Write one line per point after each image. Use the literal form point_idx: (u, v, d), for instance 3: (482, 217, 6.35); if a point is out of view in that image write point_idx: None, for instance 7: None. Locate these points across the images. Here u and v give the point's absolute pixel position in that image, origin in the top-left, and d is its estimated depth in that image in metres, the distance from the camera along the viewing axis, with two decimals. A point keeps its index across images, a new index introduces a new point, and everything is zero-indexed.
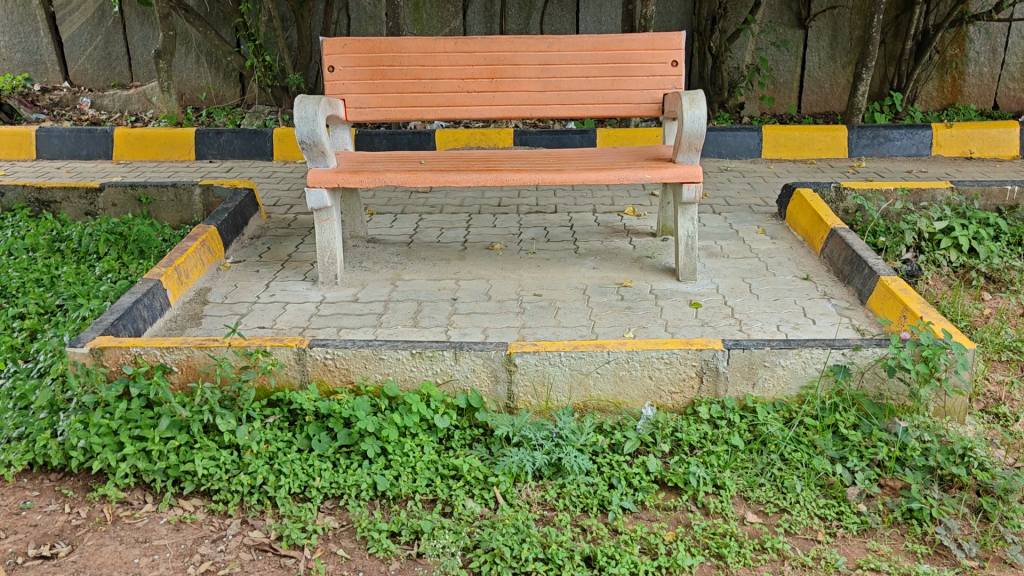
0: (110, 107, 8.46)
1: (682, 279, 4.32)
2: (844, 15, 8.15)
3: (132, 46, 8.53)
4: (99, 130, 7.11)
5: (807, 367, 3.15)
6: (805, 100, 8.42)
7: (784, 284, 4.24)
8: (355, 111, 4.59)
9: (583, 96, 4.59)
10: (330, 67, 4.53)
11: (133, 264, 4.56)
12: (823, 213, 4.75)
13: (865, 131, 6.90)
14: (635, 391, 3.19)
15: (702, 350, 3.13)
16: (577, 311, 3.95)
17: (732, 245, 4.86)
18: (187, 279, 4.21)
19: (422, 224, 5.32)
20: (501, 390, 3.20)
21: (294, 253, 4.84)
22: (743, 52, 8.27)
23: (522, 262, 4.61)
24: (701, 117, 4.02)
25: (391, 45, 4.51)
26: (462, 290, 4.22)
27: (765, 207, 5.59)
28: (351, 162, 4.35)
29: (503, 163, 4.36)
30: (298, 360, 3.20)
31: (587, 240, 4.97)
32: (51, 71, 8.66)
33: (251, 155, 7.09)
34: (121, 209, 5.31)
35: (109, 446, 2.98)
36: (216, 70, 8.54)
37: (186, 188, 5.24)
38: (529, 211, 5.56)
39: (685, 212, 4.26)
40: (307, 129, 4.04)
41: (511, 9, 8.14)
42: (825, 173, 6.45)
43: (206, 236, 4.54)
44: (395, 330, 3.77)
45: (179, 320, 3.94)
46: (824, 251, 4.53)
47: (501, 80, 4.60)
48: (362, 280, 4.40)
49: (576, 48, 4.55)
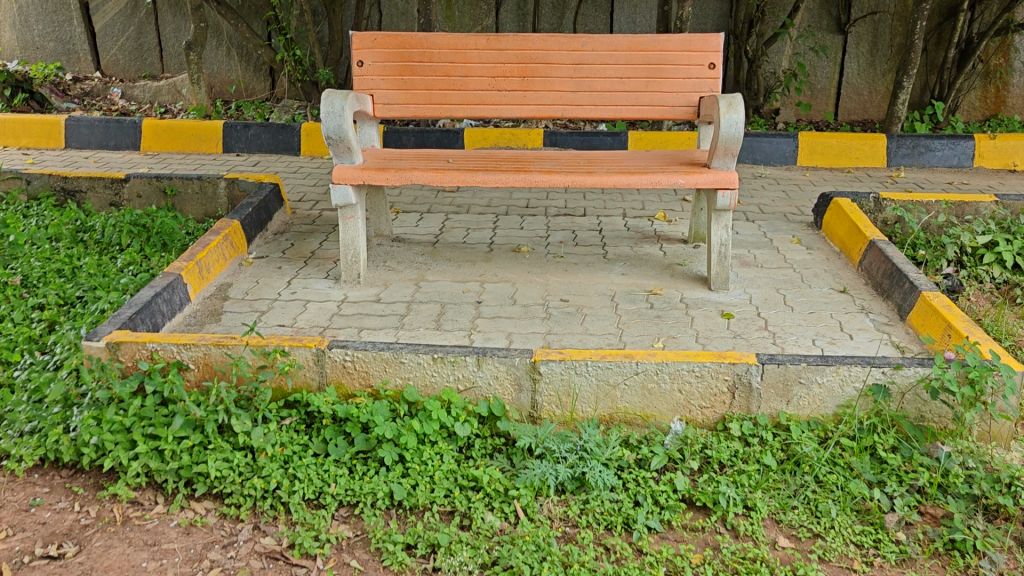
0: (140, 98, 8.46)
1: (714, 288, 4.18)
2: (885, 22, 7.97)
3: (164, 38, 8.53)
4: (128, 121, 7.09)
5: (845, 386, 3.02)
6: (842, 107, 8.23)
7: (820, 297, 4.09)
8: (383, 108, 4.50)
9: (615, 97, 4.47)
10: (359, 62, 4.45)
11: (155, 256, 4.51)
12: (861, 224, 4.59)
13: (905, 141, 6.71)
14: (663, 404, 3.07)
15: (735, 364, 3.01)
16: (605, 318, 3.83)
17: (766, 255, 4.72)
18: (208, 273, 4.15)
19: (448, 224, 5.23)
20: (523, 399, 3.10)
21: (317, 250, 4.77)
22: (780, 57, 8.10)
23: (549, 266, 4.50)
24: (739, 121, 3.89)
25: (421, 41, 4.42)
26: (487, 293, 4.12)
27: (800, 216, 5.44)
28: (377, 159, 4.26)
29: (532, 163, 4.25)
30: (317, 361, 3.13)
31: (616, 245, 4.85)
32: (84, 61, 8.69)
33: (278, 149, 7.04)
34: (146, 200, 5.27)
35: (121, 444, 2.91)
36: (246, 63, 8.52)
37: (212, 181, 5.19)
38: (557, 214, 5.45)
39: (719, 219, 4.12)
40: (334, 124, 3.97)
41: (544, 9, 8.04)
42: (862, 183, 6.28)
43: (229, 230, 4.48)
44: (417, 332, 3.68)
45: (198, 316, 3.87)
46: (862, 264, 4.38)
47: (532, 79, 4.49)
48: (385, 280, 4.30)
49: (610, 47, 4.43)
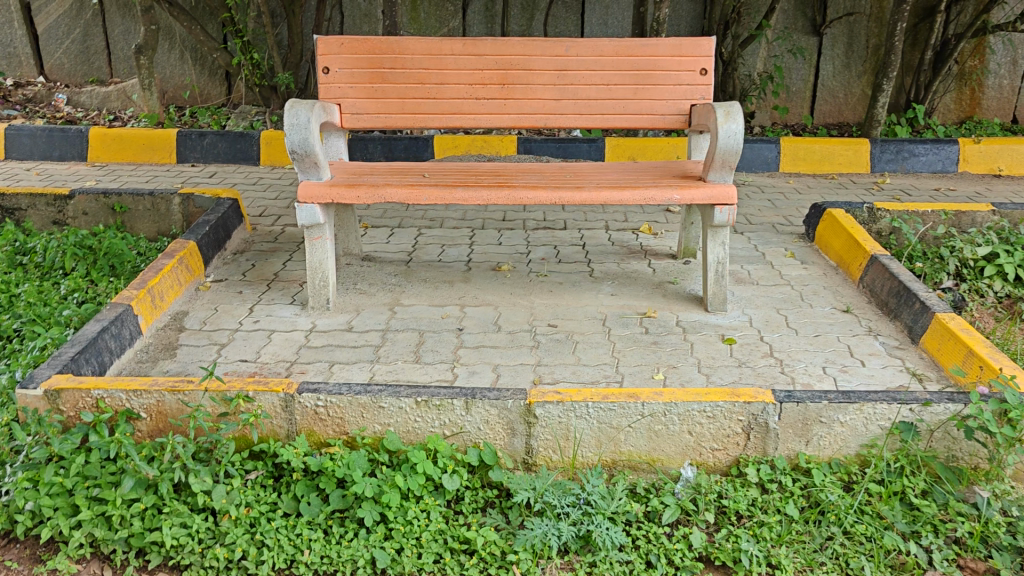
0: (87, 104, 7.99)
1: (711, 309, 3.91)
2: (861, 23, 7.81)
3: (112, 40, 8.07)
4: (73, 130, 6.65)
5: (869, 424, 2.77)
6: (818, 110, 8.05)
7: (823, 317, 3.85)
8: (352, 118, 4.16)
9: (602, 105, 4.19)
10: (325, 69, 4.11)
11: (103, 282, 4.12)
12: (860, 237, 4.37)
13: (888, 146, 6.54)
14: (671, 448, 2.80)
15: (751, 403, 2.75)
16: (598, 346, 3.54)
17: (760, 270, 4.47)
18: (161, 300, 3.77)
19: (422, 240, 4.92)
20: (517, 444, 2.80)
21: (281, 271, 4.41)
22: (755, 59, 7.89)
23: (533, 286, 4.20)
24: (737, 132, 3.64)
25: (393, 46, 4.10)
26: (469, 319, 3.81)
27: (789, 226, 5.22)
28: (347, 175, 3.93)
29: (514, 178, 3.94)
30: (285, 408, 2.80)
31: (601, 261, 4.57)
32: (26, 65, 8.19)
33: (236, 159, 6.64)
34: (93, 218, 4.86)
35: (62, 510, 2.55)
36: (201, 67, 8.09)
37: (164, 197, 4.81)
38: (536, 227, 5.17)
39: (715, 235, 3.85)
40: (299, 138, 3.62)
41: (513, 9, 7.73)
42: (848, 190, 6.08)
43: (184, 252, 4.10)
44: (394, 366, 3.37)
45: (151, 350, 3.50)
46: (862, 280, 4.15)
47: (512, 87, 4.18)
48: (356, 305, 3.96)
49: (596, 52, 4.14)
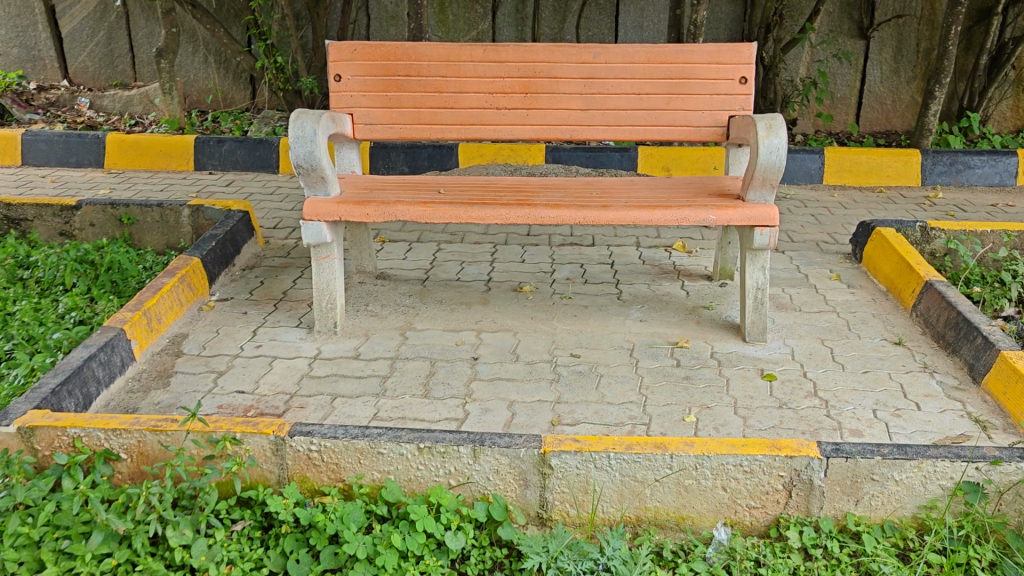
0: (110, 108, 7.87)
1: (748, 339, 3.59)
2: (911, 26, 7.40)
3: (136, 43, 7.93)
4: (90, 136, 6.50)
5: (928, 484, 2.44)
6: (863, 118, 7.66)
7: (873, 350, 3.51)
8: (364, 128, 3.90)
9: (632, 116, 3.89)
10: (336, 76, 3.87)
11: (102, 300, 3.91)
12: (912, 260, 4.03)
13: (941, 157, 6.14)
14: (702, 505, 2.49)
15: (793, 458, 2.44)
16: (624, 381, 3.24)
17: (803, 294, 4.14)
18: (159, 323, 3.55)
19: (440, 256, 4.67)
20: (530, 497, 2.52)
21: (290, 290, 4.18)
22: (798, 64, 7.52)
23: (556, 309, 3.92)
24: (780, 147, 3.33)
25: (409, 51, 3.85)
26: (485, 346, 3.53)
27: (834, 245, 4.89)
28: (357, 190, 3.67)
29: (535, 194, 3.66)
30: (275, 452, 2.55)
31: (631, 282, 4.27)
32: (50, 68, 8.08)
33: (255, 166, 6.44)
34: (100, 229, 4.67)
35: (26, 565, 2.27)
36: (225, 71, 7.93)
37: (173, 208, 4.61)
38: (562, 243, 4.89)
39: (754, 259, 3.54)
40: (305, 150, 3.38)
41: (544, 12, 7.45)
42: (896, 205, 5.71)
43: (187, 270, 3.87)
44: (401, 401, 3.09)
45: (144, 378, 3.27)
46: (915, 308, 3.81)
47: (535, 96, 3.90)
48: (365, 329, 3.71)
49: (626, 59, 3.86)
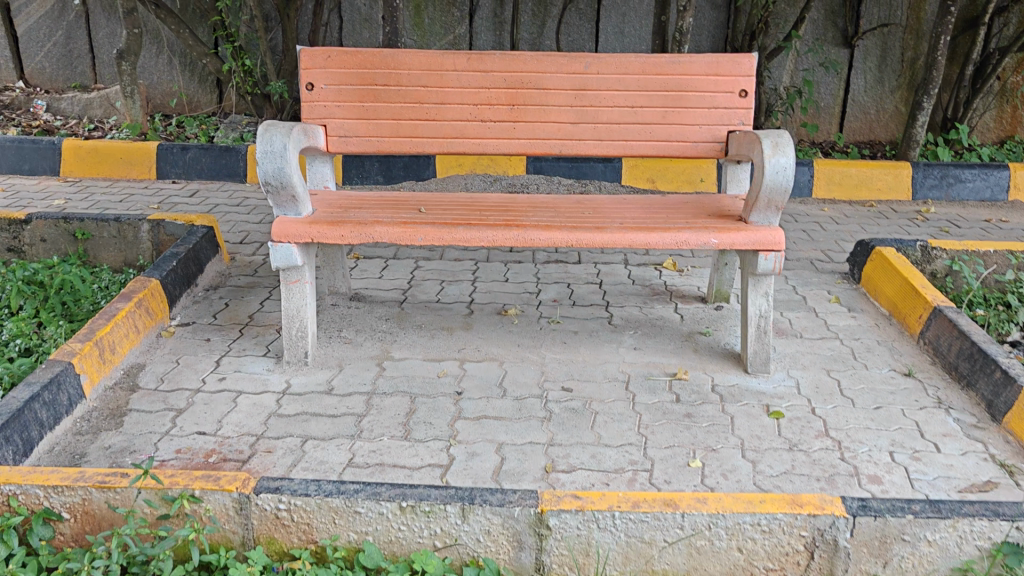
0: (67, 111, 7.48)
1: (751, 370, 3.36)
2: (895, 35, 7.25)
3: (96, 43, 7.56)
4: (45, 142, 6.13)
5: (963, 544, 2.22)
6: (848, 128, 7.51)
7: (882, 383, 3.30)
8: (338, 141, 3.63)
9: (625, 130, 3.65)
10: (309, 85, 3.58)
11: (51, 325, 3.59)
12: (918, 284, 3.83)
13: (932, 171, 5.99)
14: (716, 569, 2.25)
15: (816, 516, 2.20)
16: (621, 420, 2.99)
17: (803, 318, 3.93)
18: (113, 353, 3.23)
19: (419, 275, 4.40)
20: (525, 560, 2.26)
21: (257, 313, 3.89)
22: (782, 72, 7.34)
23: (544, 335, 3.67)
24: (787, 167, 3.11)
25: (387, 59, 3.57)
26: (469, 379, 3.27)
27: (829, 264, 4.70)
28: (331, 208, 3.39)
29: (523, 214, 3.40)
30: (239, 511, 2.27)
31: (622, 304, 4.04)
32: (5, 69, 7.69)
33: (221, 175, 6.12)
34: (51, 245, 4.33)
35: None
36: (190, 73, 7.59)
37: (132, 223, 4.29)
38: (547, 260, 4.65)
39: (757, 284, 3.31)
40: (274, 168, 3.10)
41: (523, 16, 7.19)
42: (889, 220, 5.54)
43: (145, 293, 3.56)
44: (379, 445, 2.82)
45: (95, 417, 2.96)
46: (923, 335, 3.61)
47: (523, 108, 3.65)
48: (339, 359, 3.43)
49: (620, 70, 3.62)
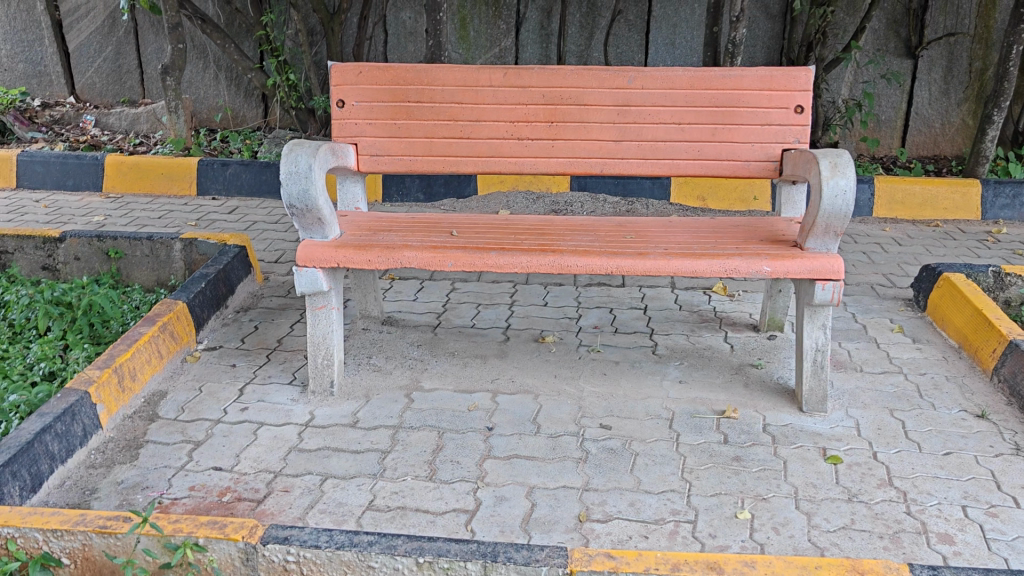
0: (115, 126, 7.52)
1: (806, 408, 3.11)
2: (963, 44, 6.88)
3: (144, 59, 7.59)
4: (88, 158, 6.14)
5: None
6: (911, 142, 7.16)
7: (952, 425, 3.02)
8: (370, 160, 3.49)
9: (671, 148, 3.43)
10: (339, 102, 3.44)
11: (76, 349, 3.50)
12: (991, 314, 3.53)
13: (1003, 189, 5.63)
14: None
15: None
16: (663, 463, 2.77)
17: (863, 350, 3.66)
18: (133, 380, 3.12)
19: (455, 297, 4.24)
20: None
21: (285, 338, 3.76)
22: (840, 84, 7.03)
23: (583, 365, 3.47)
24: (847, 189, 2.86)
25: (420, 75, 3.42)
26: (501, 413, 3.08)
27: (892, 289, 4.40)
28: (360, 231, 3.24)
29: (561, 238, 3.20)
30: (246, 561, 2.11)
31: (667, 332, 3.81)
32: (56, 84, 7.77)
33: (262, 191, 6.05)
34: (85, 264, 4.27)
35: None
36: (236, 88, 7.57)
37: (165, 242, 4.21)
38: (589, 283, 4.45)
39: (813, 316, 3.06)
40: (298, 189, 2.95)
41: (570, 28, 7.01)
42: (956, 241, 5.20)
43: (170, 317, 3.46)
44: (401, 486, 2.64)
45: (110, 450, 2.84)
46: (996, 372, 3.32)
47: (562, 125, 3.46)
48: (366, 389, 3.27)
49: (666, 84, 3.40)
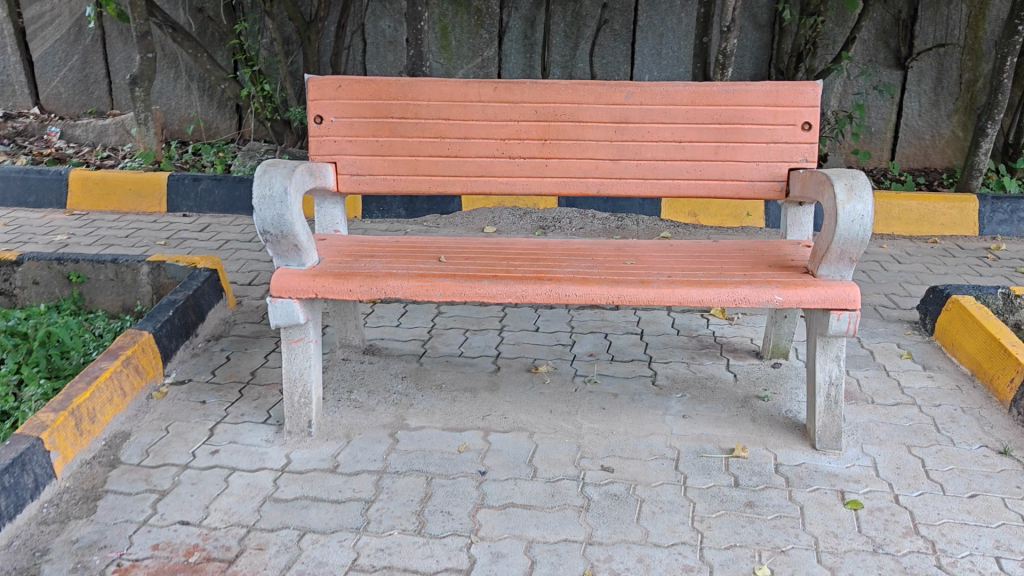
0: (81, 138, 7.22)
1: (819, 446, 2.91)
2: (952, 55, 6.76)
3: (112, 68, 7.31)
4: (52, 172, 5.85)
5: None
6: (901, 154, 7.04)
7: (975, 463, 2.83)
8: (350, 179, 3.26)
9: (672, 168, 3.22)
10: (317, 118, 3.21)
11: (31, 384, 3.23)
12: (1006, 340, 3.35)
13: (1001, 204, 5.50)
14: None
15: None
16: (672, 510, 2.56)
17: (873, 379, 3.47)
18: (92, 422, 2.86)
19: (440, 322, 4.01)
20: None
21: (259, 370, 3.51)
22: (830, 96, 6.88)
23: (579, 398, 3.25)
24: (864, 214, 2.67)
25: (404, 89, 3.20)
26: (495, 455, 2.85)
27: (896, 311, 4.23)
28: (340, 257, 3.00)
29: (557, 264, 2.99)
30: None
31: (666, 360, 3.61)
32: (20, 95, 7.46)
33: (235, 207, 5.78)
34: (44, 288, 3.99)
35: None
36: (209, 99, 7.30)
37: (130, 265, 3.94)
38: (581, 306, 4.24)
39: (826, 347, 2.87)
40: (273, 214, 2.71)
41: (554, 38, 6.83)
42: (956, 258, 5.06)
43: (134, 349, 3.20)
44: (387, 541, 2.41)
45: (65, 502, 2.58)
46: (1015, 403, 3.14)
47: (555, 143, 3.25)
48: (347, 427, 3.04)
49: (666, 100, 3.20)
